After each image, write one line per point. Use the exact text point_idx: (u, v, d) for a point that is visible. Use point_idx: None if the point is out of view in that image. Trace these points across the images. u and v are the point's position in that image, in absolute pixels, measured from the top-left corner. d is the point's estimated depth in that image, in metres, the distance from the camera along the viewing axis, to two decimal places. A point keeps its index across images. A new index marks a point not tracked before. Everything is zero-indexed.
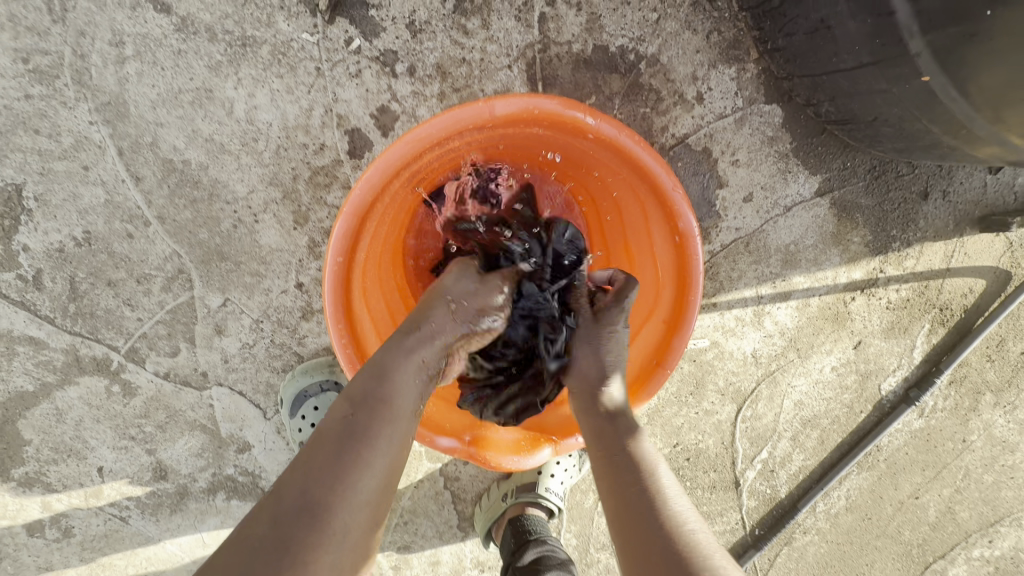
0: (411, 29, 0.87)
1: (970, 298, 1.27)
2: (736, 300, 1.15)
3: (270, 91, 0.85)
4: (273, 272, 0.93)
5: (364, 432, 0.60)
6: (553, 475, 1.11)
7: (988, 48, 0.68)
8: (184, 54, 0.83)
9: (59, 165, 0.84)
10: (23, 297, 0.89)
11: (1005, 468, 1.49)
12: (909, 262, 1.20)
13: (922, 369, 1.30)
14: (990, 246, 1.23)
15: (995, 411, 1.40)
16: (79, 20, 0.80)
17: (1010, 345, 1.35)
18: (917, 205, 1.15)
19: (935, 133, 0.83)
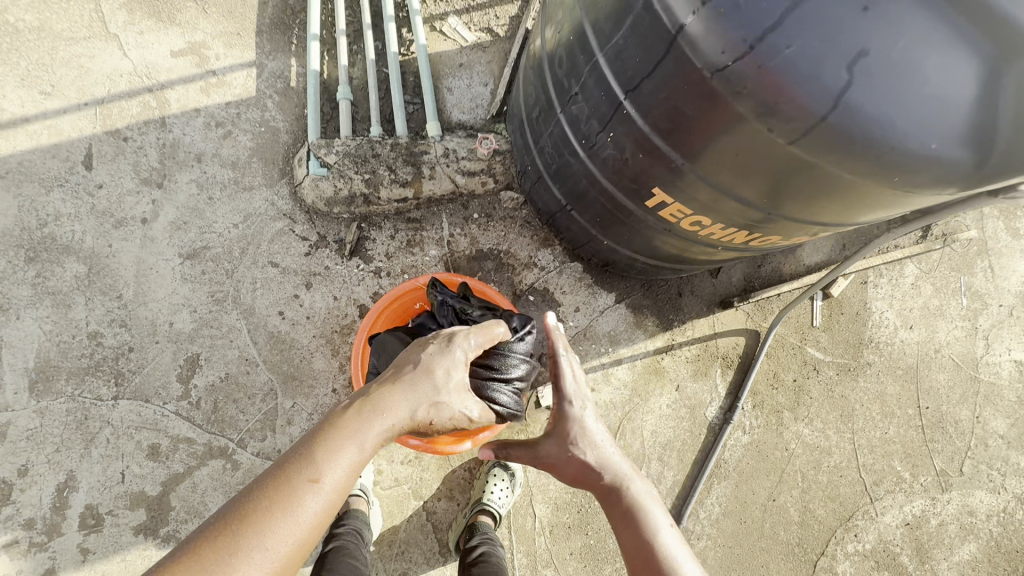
0: (387, 257, 1.84)
1: (739, 348, 2.07)
2: (588, 367, 1.95)
3: (322, 292, 1.78)
4: (321, 383, 1.74)
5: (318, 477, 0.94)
6: (494, 492, 1.70)
7: (611, 230, 1.60)
8: (283, 281, 1.76)
9: (219, 341, 1.70)
10: (188, 414, 1.66)
11: (833, 469, 2.08)
12: (688, 332, 2.05)
13: (729, 399, 2.03)
14: (736, 316, 2.09)
15: (799, 423, 2.08)
16: (236, 274, 1.74)
17: (783, 376, 2.10)
18: (678, 299, 2.05)
19: (633, 262, 1.76)
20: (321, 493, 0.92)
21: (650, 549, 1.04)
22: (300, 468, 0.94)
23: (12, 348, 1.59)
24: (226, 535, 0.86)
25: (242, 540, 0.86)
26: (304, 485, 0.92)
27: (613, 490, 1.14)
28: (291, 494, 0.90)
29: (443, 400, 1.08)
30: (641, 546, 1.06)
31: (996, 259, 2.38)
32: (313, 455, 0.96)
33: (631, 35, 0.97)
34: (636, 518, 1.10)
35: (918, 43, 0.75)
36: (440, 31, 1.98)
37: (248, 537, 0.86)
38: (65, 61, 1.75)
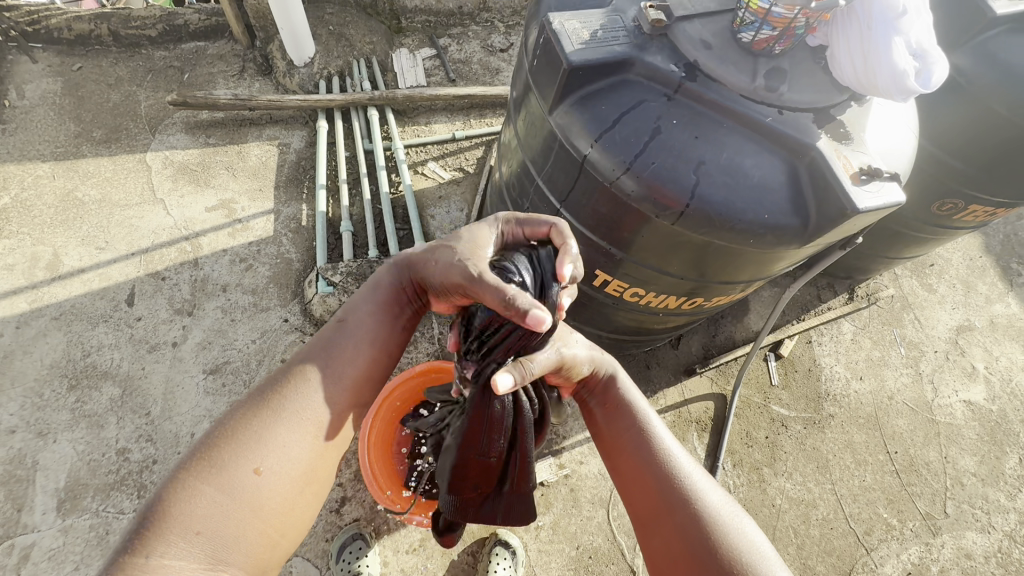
0: None
1: (709, 411, 2.28)
2: (574, 443, 2.12)
3: None
4: None
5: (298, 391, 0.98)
6: (496, 570, 1.77)
7: (576, 315, 1.93)
8: None
9: None
10: None
11: (822, 522, 2.16)
12: (661, 401, 2.27)
13: (709, 460, 2.18)
14: (702, 383, 2.34)
15: (779, 478, 2.21)
16: (252, 382, 1.95)
17: (754, 434, 2.28)
18: (645, 372, 2.33)
19: (600, 338, 2.04)
20: (338, 368, 1.03)
21: (638, 432, 1.13)
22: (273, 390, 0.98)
23: (47, 470, 1.75)
24: (207, 461, 0.87)
25: (237, 453, 0.88)
26: (289, 400, 0.96)
27: (607, 382, 1.23)
28: (270, 408, 0.95)
29: (445, 257, 1.05)
30: (630, 431, 1.14)
31: (920, 311, 2.71)
32: (321, 339, 1.06)
33: (556, 165, 1.37)
34: (626, 406, 1.19)
35: (734, 153, 1.15)
36: (422, 173, 2.48)
37: (279, 410, 0.94)
38: (119, 223, 2.17)
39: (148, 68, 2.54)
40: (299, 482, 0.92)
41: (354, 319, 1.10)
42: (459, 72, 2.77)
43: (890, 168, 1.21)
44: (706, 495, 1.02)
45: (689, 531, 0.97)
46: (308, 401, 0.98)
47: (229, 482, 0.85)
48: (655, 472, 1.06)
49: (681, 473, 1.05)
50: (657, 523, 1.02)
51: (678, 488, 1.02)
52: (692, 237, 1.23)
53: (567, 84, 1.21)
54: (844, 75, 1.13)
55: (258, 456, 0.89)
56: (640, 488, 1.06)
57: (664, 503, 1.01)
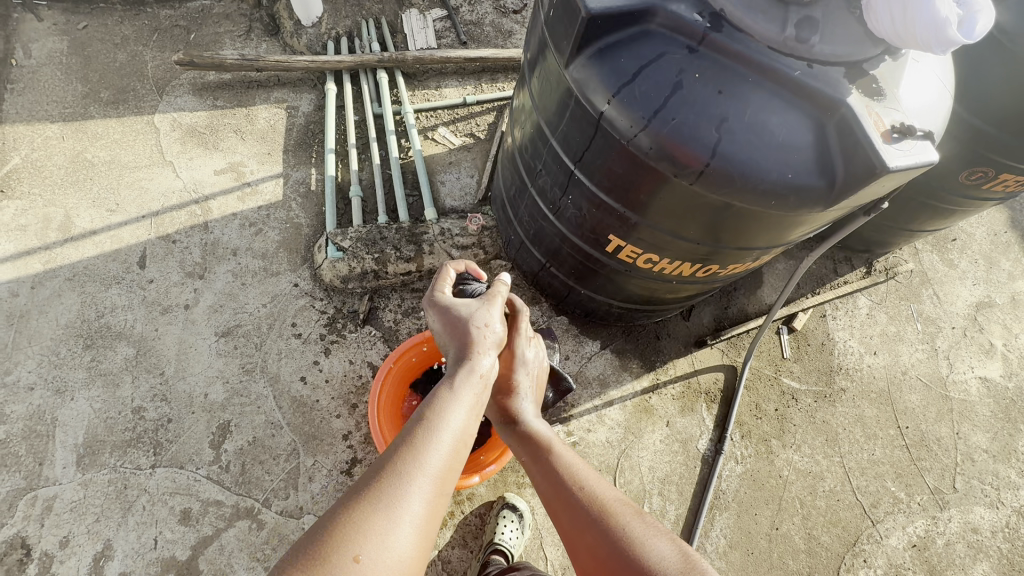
0: (395, 323, 2.07)
1: (719, 383, 2.27)
2: (583, 411, 2.13)
3: (341, 356, 1.98)
4: (341, 440, 1.87)
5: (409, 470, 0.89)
6: (504, 533, 1.78)
7: (587, 284, 1.90)
8: (306, 349, 1.98)
9: (248, 408, 1.88)
10: (217, 477, 1.78)
11: (829, 493, 2.16)
12: (670, 371, 2.26)
13: (717, 431, 2.18)
14: (712, 354, 2.32)
15: (788, 450, 2.20)
16: (263, 346, 1.97)
17: (764, 407, 2.27)
18: (656, 343, 2.31)
19: (611, 308, 2.02)
20: (438, 452, 0.93)
21: (544, 468, 1.13)
22: (392, 466, 0.89)
23: (66, 426, 1.79)
24: (321, 541, 0.79)
25: (352, 536, 0.79)
26: (403, 478, 0.87)
27: (511, 423, 1.24)
28: (388, 488, 0.85)
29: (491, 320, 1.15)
30: (537, 470, 1.14)
31: (939, 286, 2.64)
32: (422, 416, 0.97)
33: (571, 122, 1.32)
34: (530, 440, 1.19)
35: (759, 110, 1.10)
36: (432, 139, 2.43)
37: (382, 497, 0.84)
38: (129, 185, 2.16)
39: (153, 27, 2.49)
40: None
41: (450, 396, 1.01)
42: (470, 34, 2.68)
43: (924, 126, 1.15)
44: (612, 506, 1.03)
45: (603, 546, 0.98)
46: (418, 493, 0.87)
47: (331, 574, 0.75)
48: (564, 500, 1.06)
49: (585, 492, 1.06)
50: (578, 547, 1.02)
51: (590, 508, 1.03)
52: (710, 197, 1.19)
53: (585, 35, 1.16)
54: (881, 28, 1.06)
55: (360, 543, 0.79)
56: (557, 517, 1.07)
57: (576, 527, 1.02)
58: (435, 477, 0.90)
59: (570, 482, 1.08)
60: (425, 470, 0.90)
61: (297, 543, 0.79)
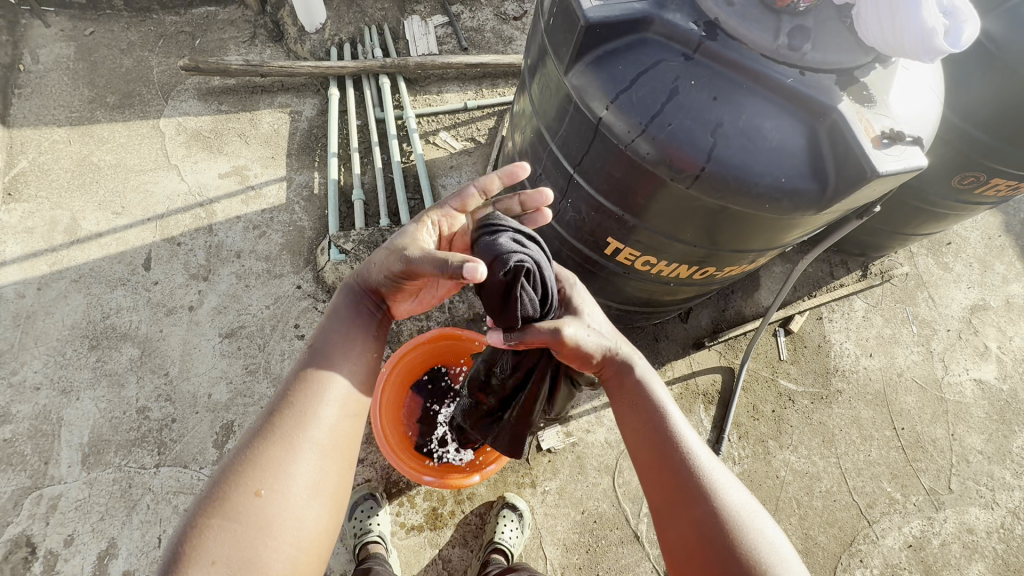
0: (397, 324, 2.09)
1: (717, 384, 2.29)
2: (582, 412, 2.15)
3: None
4: None
5: (296, 409, 0.96)
6: (504, 533, 1.80)
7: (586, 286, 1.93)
8: None
9: (251, 408, 1.90)
10: None
11: (825, 494, 2.18)
12: (668, 373, 2.29)
13: (715, 432, 2.20)
14: (710, 356, 2.35)
15: (784, 451, 2.22)
16: (266, 347, 1.99)
17: (760, 408, 2.29)
18: (654, 344, 2.34)
19: (610, 309, 2.04)
20: (334, 387, 1.02)
21: (657, 424, 1.10)
22: (275, 412, 0.96)
23: (71, 426, 1.81)
24: (219, 489, 0.86)
25: (250, 472, 0.88)
26: (289, 417, 0.95)
27: (621, 367, 1.19)
28: (275, 429, 0.93)
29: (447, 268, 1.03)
30: (650, 421, 1.11)
31: (934, 289, 2.68)
32: (310, 366, 1.04)
33: (570, 128, 1.36)
34: (644, 393, 1.15)
35: (753, 116, 1.13)
36: (433, 143, 2.46)
37: (273, 437, 0.92)
38: (135, 188, 2.19)
39: (159, 33, 2.53)
40: (311, 494, 0.90)
41: (339, 345, 1.09)
42: (471, 40, 2.72)
43: (913, 132, 1.18)
44: (727, 489, 1.00)
45: (710, 526, 0.95)
46: (310, 419, 0.96)
47: (233, 508, 0.84)
48: (676, 466, 1.03)
49: (701, 466, 1.03)
50: (676, 518, 1.00)
51: (700, 480, 1.01)
52: (705, 200, 1.22)
53: (584, 43, 1.20)
54: (870, 36, 1.10)
55: (259, 478, 0.87)
56: (656, 478, 1.05)
57: (682, 496, 1.00)
58: (326, 393, 1.00)
59: (686, 451, 1.05)
60: (315, 401, 0.98)
61: (193, 508, 0.86)
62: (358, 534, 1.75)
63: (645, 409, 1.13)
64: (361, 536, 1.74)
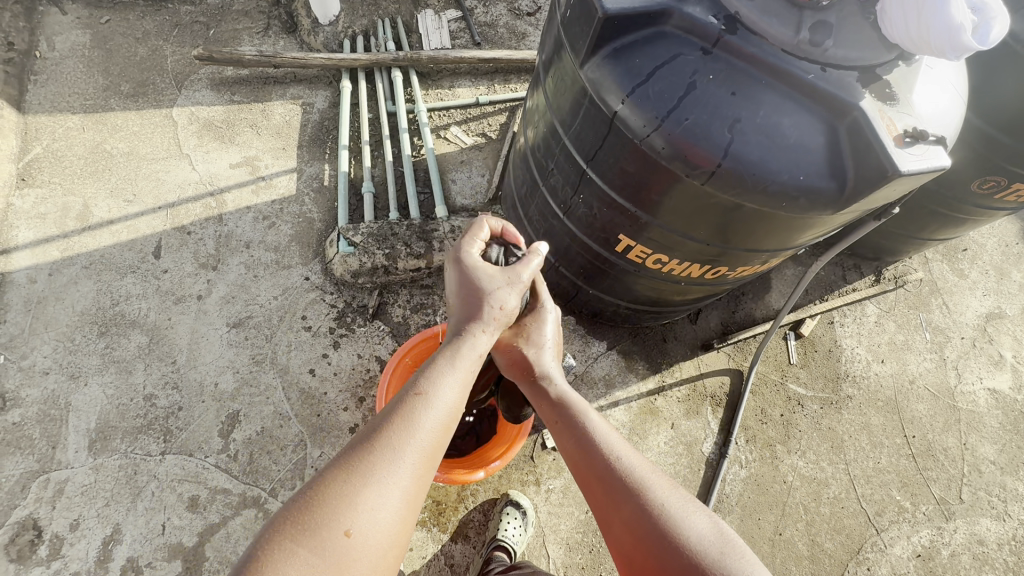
0: (404, 318, 2.09)
1: (725, 387, 2.27)
2: None
3: (349, 350, 2.00)
4: (347, 433, 1.89)
5: (395, 443, 0.88)
6: (507, 530, 1.79)
7: (596, 285, 1.91)
8: (314, 341, 2.00)
9: (257, 398, 1.90)
10: (226, 466, 1.80)
11: (833, 500, 2.15)
12: (676, 374, 2.26)
13: (722, 434, 2.18)
14: (719, 358, 2.32)
15: (792, 456, 2.20)
16: (273, 337, 1.99)
17: (769, 412, 2.26)
18: (662, 345, 2.32)
19: (619, 308, 2.02)
20: (428, 428, 0.92)
21: (578, 436, 1.09)
22: (379, 438, 0.88)
23: (79, 411, 1.82)
24: (309, 507, 0.78)
25: (344, 497, 0.80)
26: (392, 450, 0.87)
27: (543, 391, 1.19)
28: (378, 459, 0.85)
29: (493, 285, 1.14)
30: (572, 436, 1.10)
31: (948, 296, 2.63)
32: (414, 392, 0.95)
33: (585, 121, 1.34)
34: (568, 410, 1.15)
35: (772, 111, 1.11)
36: (445, 138, 2.45)
37: (371, 468, 0.84)
38: (147, 176, 2.20)
39: (174, 23, 2.54)
40: (389, 550, 0.81)
41: (441, 373, 0.99)
42: (484, 35, 2.71)
43: (938, 131, 1.16)
44: (653, 484, 0.99)
45: (647, 525, 0.93)
46: (405, 461, 0.87)
47: (320, 545, 0.75)
48: (602, 471, 1.02)
49: (623, 466, 1.02)
50: (613, 524, 0.98)
51: (624, 480, 0.99)
52: (721, 197, 1.20)
53: (601, 34, 1.18)
54: (896, 33, 1.07)
55: (351, 518, 0.79)
56: (589, 486, 1.03)
57: (612, 503, 0.98)
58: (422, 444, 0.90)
59: (608, 455, 1.04)
60: (410, 440, 0.89)
61: (277, 514, 0.79)
62: None
63: (566, 421, 1.13)
64: None
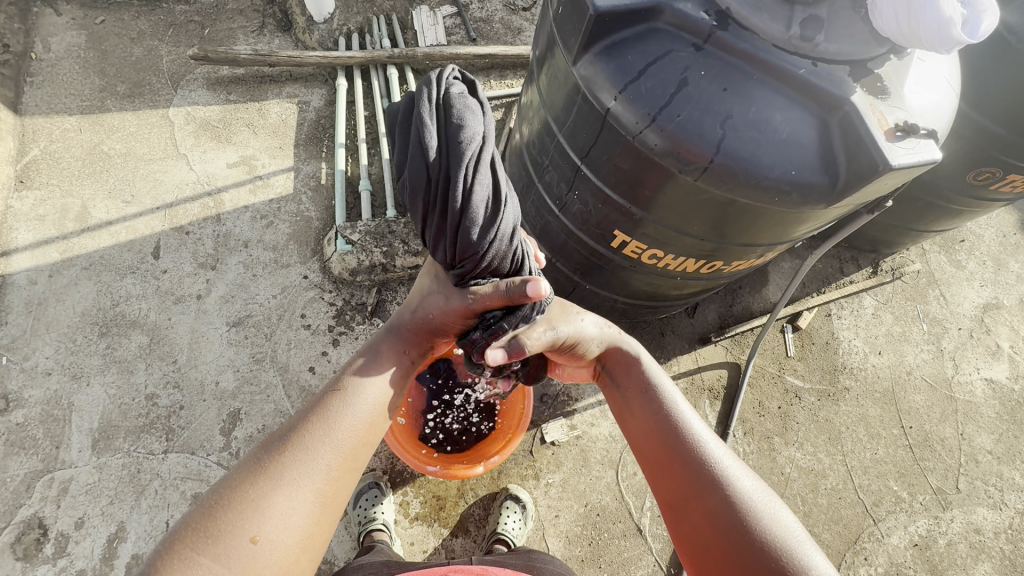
0: None
1: (723, 379, 2.28)
2: (587, 404, 2.14)
3: (348, 347, 2.01)
4: None
5: (301, 450, 0.99)
6: (507, 523, 1.81)
7: (594, 282, 1.92)
8: (313, 339, 2.01)
9: (258, 396, 1.91)
10: (228, 464, 1.82)
11: (830, 491, 2.17)
12: (674, 368, 2.28)
13: (720, 427, 2.19)
14: (716, 352, 2.33)
15: (789, 448, 2.21)
16: (271, 336, 2.00)
17: (766, 405, 2.28)
18: (660, 338, 2.33)
19: (617, 303, 2.03)
20: (342, 429, 1.05)
21: (666, 419, 1.17)
22: (284, 448, 0.99)
23: (82, 411, 1.84)
24: (215, 511, 0.88)
25: (248, 501, 0.90)
26: (298, 451, 0.98)
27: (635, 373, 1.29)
28: (279, 469, 0.95)
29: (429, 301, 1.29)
30: (657, 417, 1.18)
31: (946, 287, 2.64)
32: (329, 400, 1.10)
33: (578, 119, 1.35)
34: (657, 398, 1.22)
35: (764, 107, 1.12)
36: None
37: (273, 475, 0.94)
38: (144, 177, 2.21)
39: (169, 23, 2.53)
40: (301, 544, 0.91)
41: (360, 385, 1.14)
42: (479, 31, 2.71)
43: (929, 125, 1.16)
44: (737, 478, 1.04)
45: (723, 515, 0.99)
46: (311, 461, 0.98)
47: (225, 550, 0.84)
48: (685, 460, 1.08)
49: (710, 457, 1.08)
50: (688, 511, 1.04)
51: (708, 471, 1.06)
52: (716, 193, 1.20)
53: (593, 33, 1.18)
54: (886, 28, 1.07)
55: (257, 525, 0.87)
56: (669, 472, 1.10)
57: (694, 487, 1.05)
58: (331, 443, 1.02)
59: (694, 443, 1.11)
60: (322, 440, 1.02)
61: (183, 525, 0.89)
62: (362, 522, 1.77)
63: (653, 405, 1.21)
64: (364, 524, 1.76)
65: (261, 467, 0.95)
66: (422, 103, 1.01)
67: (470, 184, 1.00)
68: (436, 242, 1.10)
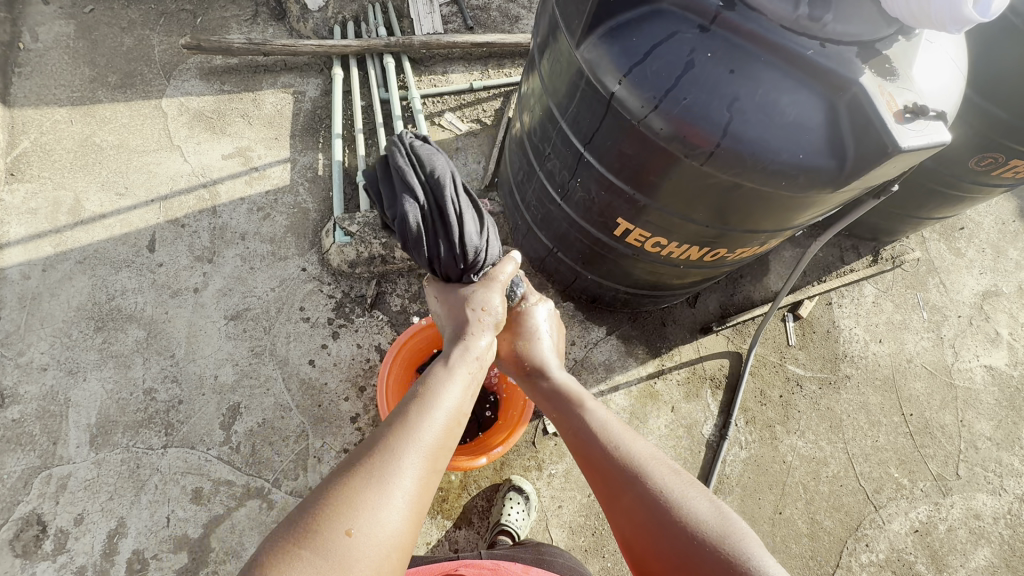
0: (403, 307, 2.08)
1: (724, 369, 2.28)
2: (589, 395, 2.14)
3: (348, 340, 2.00)
4: (348, 423, 1.89)
5: (392, 447, 0.94)
6: (511, 514, 1.80)
7: (596, 272, 1.91)
8: (312, 332, 1.99)
9: (257, 390, 1.89)
10: (228, 458, 1.80)
11: (832, 479, 2.17)
12: (676, 357, 2.27)
13: (722, 416, 2.19)
14: (718, 341, 2.33)
15: (791, 436, 2.21)
16: (270, 329, 1.98)
17: (768, 393, 2.28)
18: (661, 328, 2.32)
19: (619, 293, 2.02)
20: (431, 430, 1.00)
21: (584, 427, 1.21)
22: (378, 444, 0.94)
23: (79, 406, 1.81)
24: (317, 506, 0.84)
25: (346, 496, 0.85)
26: (393, 447, 0.94)
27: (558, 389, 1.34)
28: (375, 464, 0.90)
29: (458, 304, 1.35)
30: (576, 426, 1.23)
31: (945, 275, 2.64)
32: (414, 401, 1.06)
33: (581, 104, 1.33)
34: (576, 409, 1.26)
35: (772, 89, 1.10)
36: (439, 124, 2.42)
37: (369, 470, 0.89)
38: (138, 168, 2.17)
39: (160, 11, 2.48)
40: (395, 547, 0.85)
41: (443, 385, 1.11)
42: (477, 19, 2.67)
43: (937, 107, 1.15)
44: (649, 469, 1.08)
45: (642, 506, 1.03)
46: (404, 458, 0.93)
47: (322, 545, 0.79)
48: (604, 460, 1.13)
49: (622, 453, 1.12)
50: (616, 508, 1.07)
51: (623, 466, 1.10)
52: (722, 178, 1.19)
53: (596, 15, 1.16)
54: (897, 7, 1.04)
55: (353, 518, 0.83)
56: (595, 474, 1.13)
57: (615, 485, 1.08)
58: (421, 442, 0.97)
59: (607, 444, 1.15)
60: (412, 437, 0.97)
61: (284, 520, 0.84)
62: None
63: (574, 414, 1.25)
64: None
65: (355, 462, 0.91)
66: (394, 158, 1.31)
67: (459, 211, 1.30)
68: (438, 262, 1.33)
